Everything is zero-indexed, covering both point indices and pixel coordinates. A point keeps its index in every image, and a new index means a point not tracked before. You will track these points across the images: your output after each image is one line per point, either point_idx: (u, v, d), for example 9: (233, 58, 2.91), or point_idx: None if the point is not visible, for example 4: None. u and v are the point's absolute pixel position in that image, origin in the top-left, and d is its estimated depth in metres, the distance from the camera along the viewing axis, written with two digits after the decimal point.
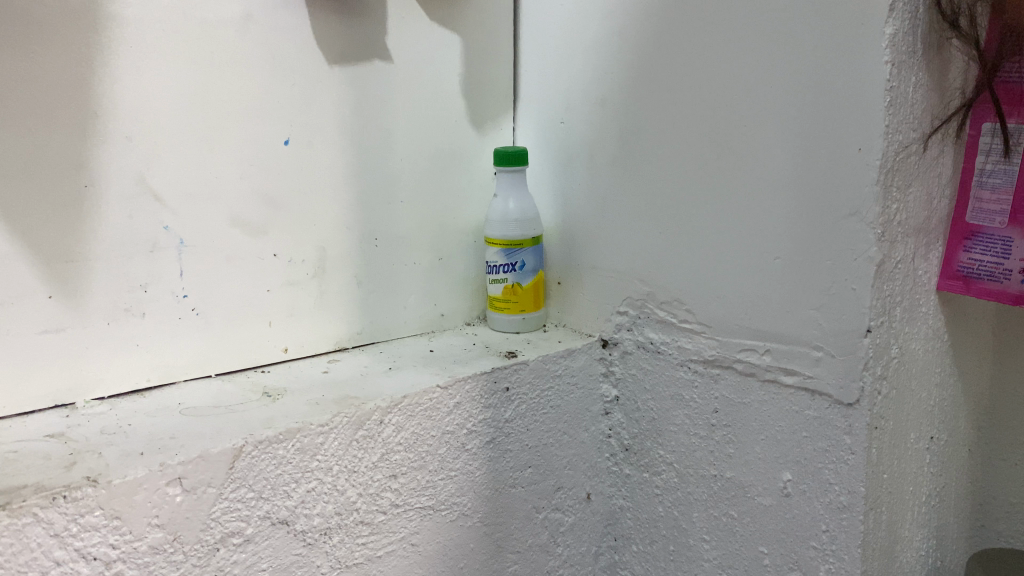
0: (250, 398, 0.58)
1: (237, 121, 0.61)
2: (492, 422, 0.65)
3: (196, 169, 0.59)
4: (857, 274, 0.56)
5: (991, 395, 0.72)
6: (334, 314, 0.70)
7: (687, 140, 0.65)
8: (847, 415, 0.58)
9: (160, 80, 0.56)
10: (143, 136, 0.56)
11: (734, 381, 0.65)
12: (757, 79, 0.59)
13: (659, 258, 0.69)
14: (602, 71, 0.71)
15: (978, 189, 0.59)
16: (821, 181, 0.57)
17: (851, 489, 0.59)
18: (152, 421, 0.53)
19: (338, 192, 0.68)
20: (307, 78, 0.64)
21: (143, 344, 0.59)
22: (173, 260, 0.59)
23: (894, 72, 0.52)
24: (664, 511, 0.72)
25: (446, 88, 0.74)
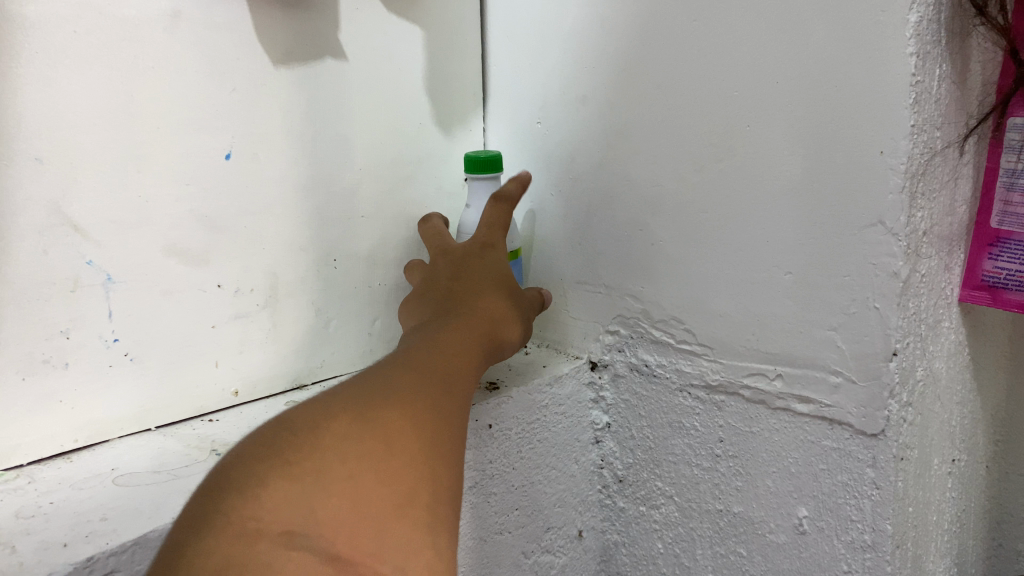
0: (195, 458, 0.50)
1: (168, 135, 0.52)
2: (475, 466, 0.58)
3: (122, 193, 0.51)
4: (880, 291, 0.49)
5: (1007, 408, 0.67)
6: (290, 347, 0.63)
7: (682, 142, 0.58)
8: (872, 447, 0.52)
9: (74, 91, 0.48)
10: (56, 158, 0.47)
11: (740, 408, 0.59)
12: (758, 71, 0.52)
13: (653, 273, 0.63)
14: (581, 65, 0.64)
15: (1004, 191, 0.53)
16: (836, 187, 0.50)
17: (874, 527, 0.52)
18: (79, 497, 0.45)
19: (290, 210, 0.60)
20: (250, 81, 0.56)
21: (66, 400, 0.51)
22: (100, 299, 0.51)
23: (919, 64, 0.45)
24: (663, 547, 0.67)
25: (409, 87, 0.67)
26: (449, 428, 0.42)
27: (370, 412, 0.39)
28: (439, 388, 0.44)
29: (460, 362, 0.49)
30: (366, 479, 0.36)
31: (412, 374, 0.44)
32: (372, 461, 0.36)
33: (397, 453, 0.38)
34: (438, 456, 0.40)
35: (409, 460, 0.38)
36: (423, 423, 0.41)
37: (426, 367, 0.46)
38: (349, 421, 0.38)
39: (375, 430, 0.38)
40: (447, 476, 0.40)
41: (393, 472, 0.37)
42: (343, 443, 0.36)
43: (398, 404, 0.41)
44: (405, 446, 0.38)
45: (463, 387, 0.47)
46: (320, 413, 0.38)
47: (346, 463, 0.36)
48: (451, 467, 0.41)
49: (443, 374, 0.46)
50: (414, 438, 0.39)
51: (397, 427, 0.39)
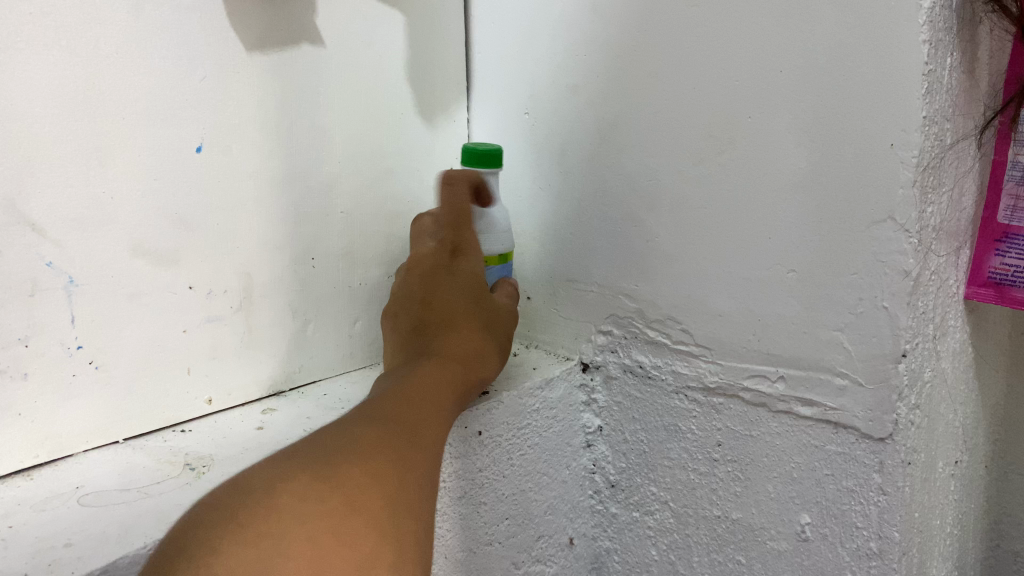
0: (167, 473, 0.46)
1: (135, 126, 0.49)
2: (464, 475, 0.55)
3: (84, 189, 0.47)
4: (889, 291, 0.46)
5: (1006, 407, 0.65)
6: (266, 351, 0.59)
7: (679, 134, 0.55)
8: (878, 452, 0.49)
9: (30, 78, 0.44)
10: (11, 150, 0.44)
11: (740, 411, 0.56)
12: (761, 59, 0.49)
13: (648, 271, 0.60)
14: (572, 54, 0.62)
15: (1014, 184, 0.50)
16: (843, 183, 0.47)
17: (880, 534, 0.49)
18: (40, 519, 0.41)
19: (265, 206, 0.57)
20: (221, 69, 0.52)
21: (26, 413, 0.47)
22: (62, 303, 0.47)
23: (932, 52, 0.42)
24: (657, 554, 0.65)
25: (390, 76, 0.64)
26: (421, 484, 0.42)
27: (336, 472, 0.38)
28: (415, 441, 0.44)
29: (437, 409, 0.48)
30: (326, 538, 0.35)
31: (385, 427, 0.44)
32: (334, 520, 0.36)
33: (361, 511, 0.37)
34: (407, 514, 0.39)
35: (373, 518, 0.37)
36: (394, 482, 0.40)
37: (402, 418, 0.45)
38: (316, 480, 0.37)
39: (339, 487, 0.37)
40: (416, 534, 0.39)
41: (357, 530, 0.36)
42: (304, 502, 0.36)
43: (368, 462, 0.40)
44: (370, 505, 0.38)
45: (440, 437, 0.46)
46: (288, 471, 0.37)
47: (307, 522, 0.35)
48: (421, 525, 0.40)
49: (417, 425, 0.45)
50: (380, 495, 0.39)
51: (360, 486, 0.38)
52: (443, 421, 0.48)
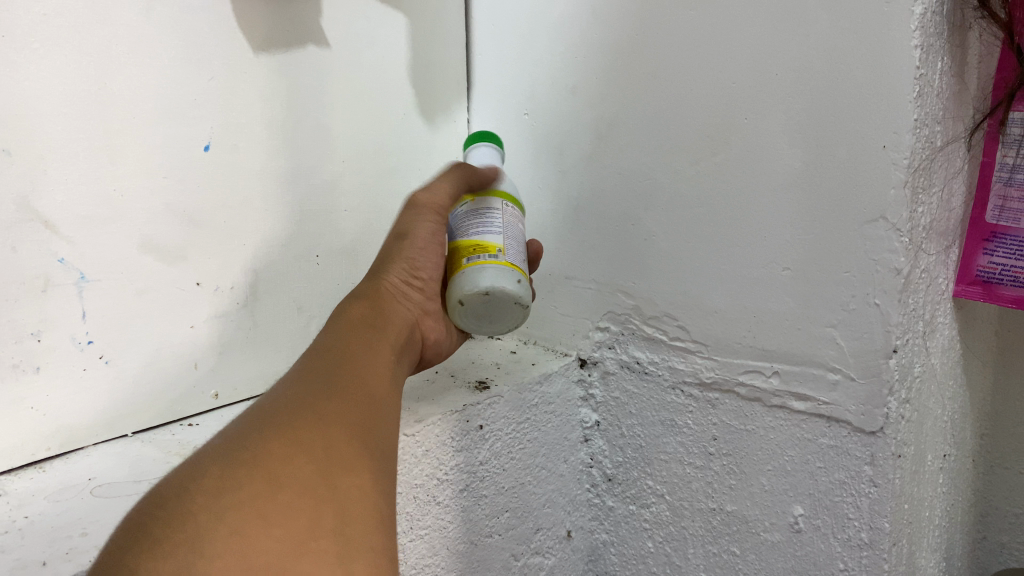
0: (176, 465, 0.47)
1: (144, 125, 0.50)
2: (465, 468, 0.57)
3: (95, 187, 0.48)
4: (880, 288, 0.47)
5: (993, 401, 0.67)
6: (270, 346, 0.60)
7: (676, 134, 0.56)
8: (869, 444, 0.50)
9: (43, 78, 0.45)
10: (25, 149, 0.44)
11: (735, 406, 0.57)
12: (756, 61, 0.50)
13: (644, 269, 0.62)
14: (571, 56, 0.63)
15: (1002, 185, 0.51)
16: (837, 182, 0.48)
17: (872, 525, 0.50)
18: (56, 510, 0.43)
19: (270, 203, 0.58)
20: (228, 68, 0.53)
21: (38, 406, 0.48)
22: (73, 299, 0.48)
23: (923, 57, 0.43)
24: (653, 546, 0.66)
25: (392, 76, 0.65)
26: (355, 435, 0.38)
27: (252, 450, 0.34)
28: (340, 396, 0.40)
29: (365, 361, 0.44)
30: (255, 525, 0.30)
31: (305, 390, 0.40)
32: (259, 502, 0.31)
33: (288, 486, 0.33)
34: (348, 471, 0.35)
35: (304, 489, 0.33)
36: (323, 442, 0.36)
37: (322, 377, 0.41)
38: (227, 467, 0.33)
39: (257, 465, 0.33)
40: (366, 488, 0.35)
41: (287, 503, 0.32)
42: (222, 495, 0.31)
43: (290, 430, 0.36)
44: (299, 476, 0.34)
45: (374, 389, 0.42)
46: (200, 467, 0.33)
47: (227, 516, 0.30)
48: (369, 478, 0.36)
49: (344, 379, 0.41)
50: (308, 459, 0.34)
51: (280, 457, 0.34)
52: (376, 373, 0.44)
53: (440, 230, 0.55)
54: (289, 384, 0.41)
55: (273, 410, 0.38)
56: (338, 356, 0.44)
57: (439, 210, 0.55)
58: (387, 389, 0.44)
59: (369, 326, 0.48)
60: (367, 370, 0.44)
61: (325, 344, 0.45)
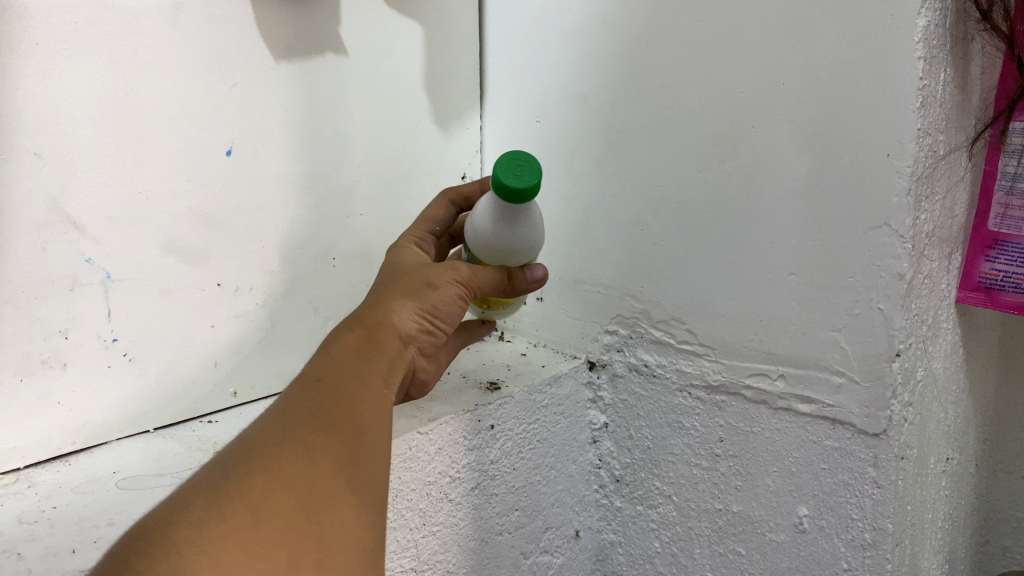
0: (197, 460, 0.49)
1: (170, 130, 0.51)
2: (476, 466, 0.58)
3: (122, 189, 0.49)
4: (883, 293, 0.48)
5: (996, 406, 0.68)
6: (287, 346, 0.62)
7: (685, 142, 0.58)
8: (873, 446, 0.51)
9: (74, 84, 0.46)
10: (56, 152, 0.46)
11: (741, 408, 0.58)
12: (764, 71, 0.52)
13: (652, 273, 0.63)
14: (582, 65, 0.65)
15: (1003, 194, 0.52)
16: (841, 189, 0.49)
17: (875, 525, 0.51)
18: (82, 501, 0.44)
19: (289, 206, 0.60)
20: (249, 75, 0.55)
21: (64, 402, 0.49)
22: (98, 298, 0.50)
23: (925, 69, 0.44)
24: (660, 546, 0.68)
25: (407, 84, 0.66)
26: (345, 462, 0.37)
27: (237, 479, 0.33)
28: (336, 419, 0.38)
29: (365, 377, 0.42)
30: (235, 563, 0.30)
31: (297, 411, 0.38)
32: (238, 539, 0.31)
33: (269, 521, 0.32)
34: (334, 505, 0.35)
35: (285, 524, 0.33)
36: (311, 472, 0.35)
37: (315, 395, 0.39)
38: (208, 499, 0.32)
39: (238, 498, 0.33)
40: (349, 523, 0.35)
41: (267, 541, 0.32)
42: (202, 532, 0.31)
43: (278, 458, 0.35)
44: (282, 512, 0.33)
45: (375, 408, 0.41)
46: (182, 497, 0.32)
47: (208, 551, 0.30)
48: (354, 510, 0.36)
49: (343, 400, 0.39)
50: (292, 493, 0.34)
51: (266, 486, 0.34)
52: (377, 390, 0.42)
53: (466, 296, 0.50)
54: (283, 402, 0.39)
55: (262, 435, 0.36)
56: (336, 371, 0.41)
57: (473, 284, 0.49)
58: (387, 408, 0.42)
59: (363, 353, 0.43)
60: (367, 387, 0.41)
61: (322, 360, 0.42)
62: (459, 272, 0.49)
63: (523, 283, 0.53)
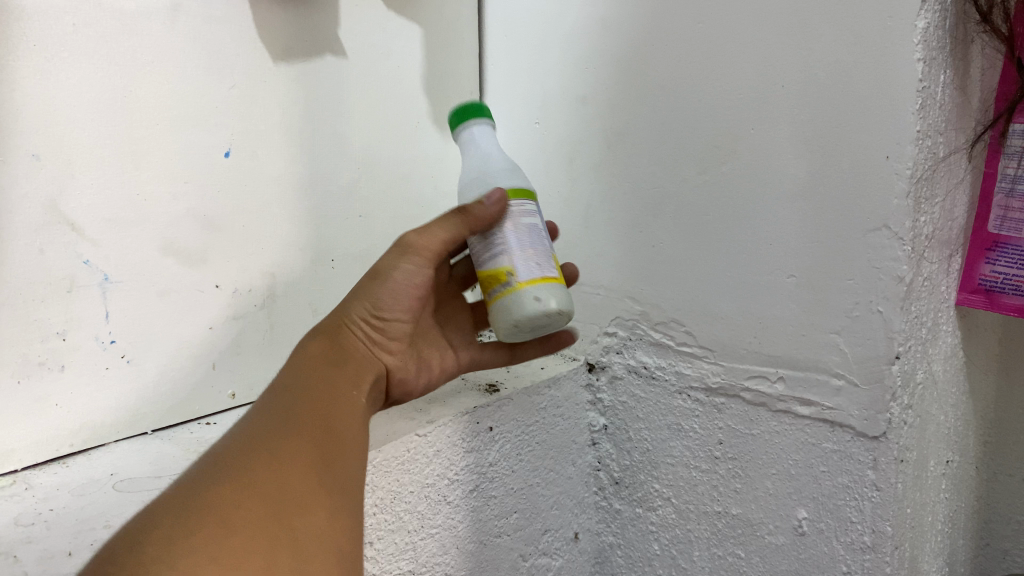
0: (195, 462, 0.49)
1: (168, 131, 0.51)
2: (474, 468, 0.58)
3: (120, 190, 0.49)
4: (883, 295, 0.48)
5: (996, 408, 0.68)
6: (285, 347, 0.62)
7: (685, 144, 0.58)
8: (872, 449, 0.51)
9: (72, 85, 0.46)
10: (54, 153, 0.46)
11: (741, 410, 0.58)
12: (763, 73, 0.52)
13: (652, 275, 0.63)
14: (582, 66, 0.64)
15: (1003, 196, 0.52)
16: (840, 192, 0.49)
17: (874, 528, 0.51)
18: (79, 503, 0.44)
19: (288, 207, 0.60)
20: (248, 77, 0.55)
21: (62, 403, 0.49)
22: (96, 299, 0.50)
23: (925, 71, 0.44)
24: (659, 548, 0.68)
25: (406, 85, 0.66)
26: (316, 469, 0.38)
27: (205, 496, 0.34)
28: (303, 431, 0.39)
29: (334, 392, 0.43)
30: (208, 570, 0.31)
31: (264, 428, 0.39)
32: (209, 548, 0.32)
33: (240, 529, 0.33)
34: (306, 510, 0.36)
35: (257, 531, 0.34)
36: (280, 480, 0.36)
37: (283, 411, 0.40)
38: (178, 515, 0.33)
39: (208, 510, 0.33)
40: (322, 526, 0.36)
41: (240, 547, 0.32)
42: (173, 544, 0.31)
43: (246, 469, 0.36)
44: (254, 520, 0.34)
45: (344, 417, 0.42)
46: (150, 518, 0.33)
47: (178, 563, 0.30)
48: (327, 514, 0.37)
49: (308, 413, 0.41)
50: (263, 501, 0.35)
51: (234, 499, 0.34)
52: (346, 403, 0.43)
53: (417, 273, 0.48)
54: (252, 421, 0.40)
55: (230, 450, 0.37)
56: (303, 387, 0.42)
57: (423, 253, 0.48)
58: (359, 417, 0.43)
59: (326, 363, 0.44)
60: (335, 399, 0.43)
61: (289, 378, 0.44)
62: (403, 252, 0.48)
63: (484, 215, 0.46)
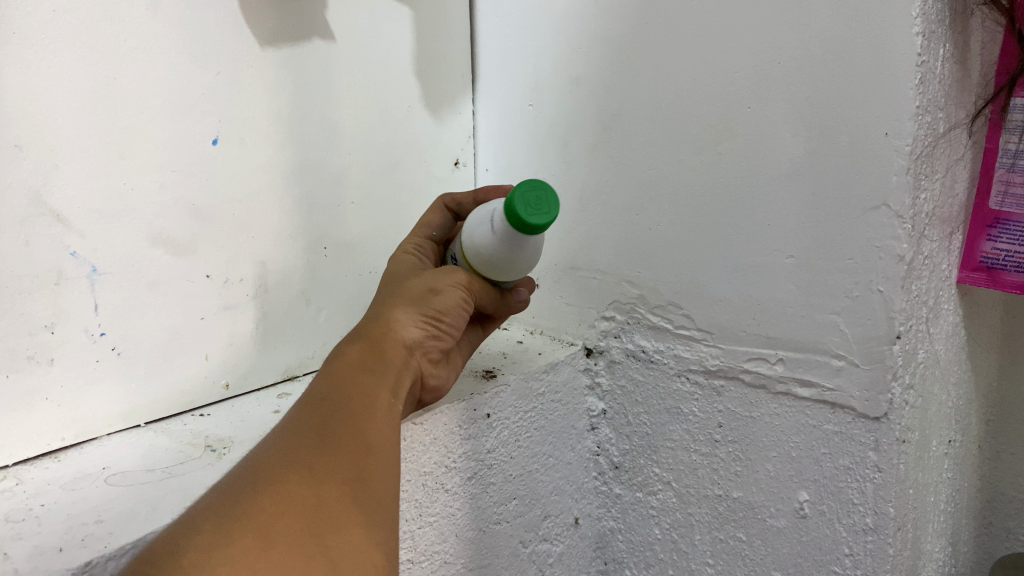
0: (188, 455, 0.48)
1: (154, 119, 0.50)
2: (473, 455, 0.57)
3: (108, 181, 0.49)
4: (883, 275, 0.47)
5: (999, 387, 0.67)
6: (277, 336, 0.62)
7: (681, 124, 0.57)
8: (874, 430, 0.50)
9: (54, 74, 0.45)
10: (37, 143, 0.45)
11: (740, 393, 0.58)
12: (759, 49, 0.50)
13: (649, 258, 0.62)
14: (574, 47, 0.64)
15: (1004, 171, 0.51)
16: (839, 169, 0.48)
17: (876, 510, 0.51)
18: (71, 498, 0.44)
19: (278, 195, 0.59)
20: (234, 64, 0.54)
21: (53, 397, 0.49)
22: (85, 291, 0.49)
23: (924, 45, 0.43)
24: (660, 533, 0.67)
25: (396, 69, 0.65)
26: (352, 483, 0.37)
27: (242, 506, 0.33)
28: (341, 442, 0.38)
29: (370, 398, 0.42)
30: None
31: (303, 433, 0.38)
32: (246, 565, 0.31)
33: (276, 546, 0.33)
34: (342, 524, 0.35)
35: (292, 548, 0.33)
36: (318, 494, 0.35)
37: (322, 418, 0.40)
38: (215, 524, 0.32)
39: (246, 523, 0.33)
40: (357, 542, 0.35)
41: (277, 566, 0.32)
42: (210, 557, 0.31)
43: (284, 481, 0.35)
44: (290, 536, 0.33)
45: (381, 426, 0.41)
46: (189, 523, 0.33)
47: None
48: (363, 530, 0.36)
49: (346, 423, 0.40)
50: (299, 515, 0.34)
51: (272, 514, 0.34)
52: (382, 411, 0.42)
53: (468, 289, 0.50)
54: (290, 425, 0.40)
55: (269, 458, 0.37)
56: (343, 393, 0.42)
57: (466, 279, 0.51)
58: (395, 426, 0.42)
59: (372, 369, 0.44)
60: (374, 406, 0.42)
61: (329, 383, 0.43)
62: (458, 277, 0.50)
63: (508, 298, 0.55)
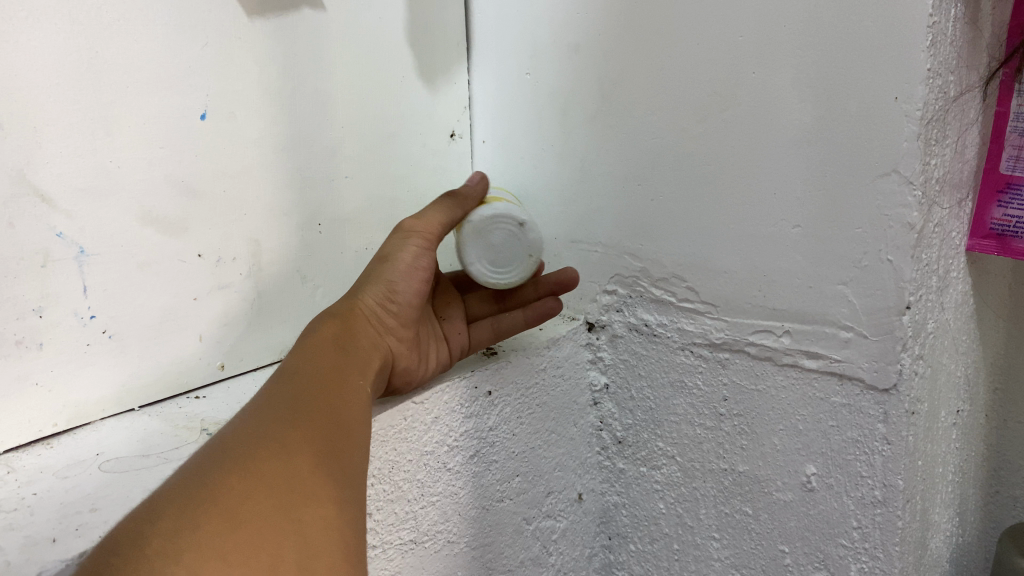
0: (184, 439, 0.47)
1: (139, 93, 0.49)
2: (475, 433, 0.56)
3: (93, 158, 0.47)
4: (894, 244, 0.46)
5: (1006, 355, 0.66)
6: (272, 315, 0.60)
7: (683, 91, 0.55)
8: (882, 402, 0.49)
9: (35, 48, 0.43)
10: (18, 121, 0.43)
11: (745, 365, 0.57)
12: (764, 11, 0.49)
13: (650, 229, 0.61)
14: (572, 13, 0.62)
15: (1016, 135, 0.50)
16: (848, 136, 0.46)
17: (885, 482, 0.50)
18: (64, 486, 0.43)
19: (270, 170, 0.57)
20: (222, 36, 0.52)
21: (44, 382, 0.48)
22: (74, 273, 0.48)
23: (937, 3, 0.42)
24: (665, 507, 0.67)
25: (388, 37, 0.64)
26: (323, 459, 0.37)
27: (213, 482, 0.32)
28: (310, 425, 0.38)
29: (336, 384, 0.42)
30: (213, 566, 0.29)
31: (270, 416, 0.38)
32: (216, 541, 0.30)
33: (250, 520, 0.32)
34: (312, 501, 0.35)
35: (265, 522, 0.32)
36: (289, 471, 0.35)
37: (288, 400, 0.40)
38: (184, 505, 0.31)
39: (217, 501, 0.32)
40: (328, 519, 0.35)
41: (248, 540, 0.31)
42: (181, 534, 0.30)
43: (255, 458, 0.35)
44: (262, 513, 0.32)
45: (351, 409, 0.41)
46: (157, 501, 0.31)
47: (183, 559, 0.29)
48: (335, 508, 0.35)
49: (314, 406, 0.40)
50: (271, 491, 0.33)
51: (242, 491, 0.33)
52: (350, 396, 0.42)
53: (423, 252, 0.53)
54: (258, 408, 0.39)
55: (238, 435, 0.36)
56: (309, 378, 0.42)
57: (424, 231, 0.53)
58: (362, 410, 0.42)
59: (340, 349, 0.46)
60: (343, 391, 0.42)
61: (297, 367, 0.43)
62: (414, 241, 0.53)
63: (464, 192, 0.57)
